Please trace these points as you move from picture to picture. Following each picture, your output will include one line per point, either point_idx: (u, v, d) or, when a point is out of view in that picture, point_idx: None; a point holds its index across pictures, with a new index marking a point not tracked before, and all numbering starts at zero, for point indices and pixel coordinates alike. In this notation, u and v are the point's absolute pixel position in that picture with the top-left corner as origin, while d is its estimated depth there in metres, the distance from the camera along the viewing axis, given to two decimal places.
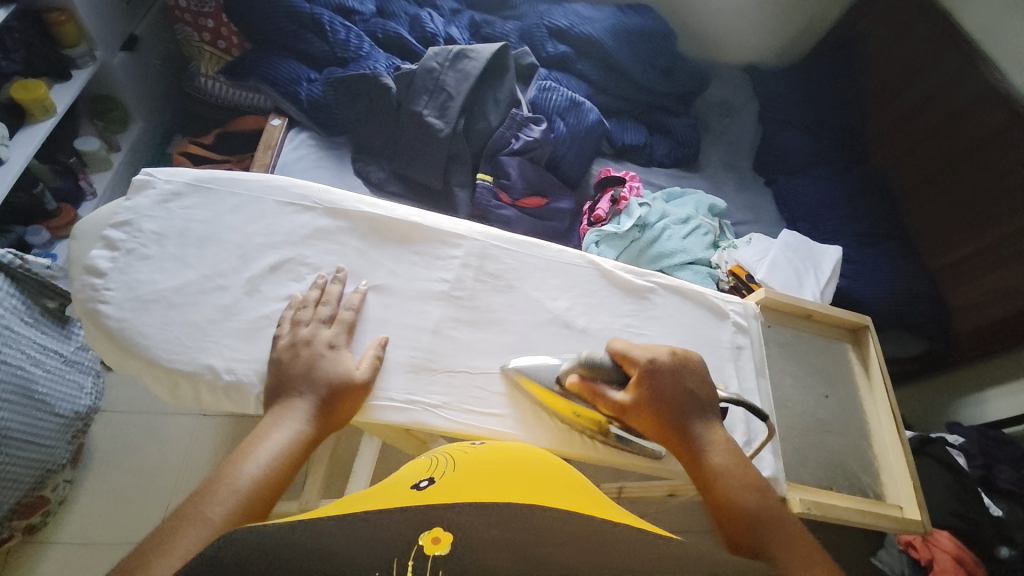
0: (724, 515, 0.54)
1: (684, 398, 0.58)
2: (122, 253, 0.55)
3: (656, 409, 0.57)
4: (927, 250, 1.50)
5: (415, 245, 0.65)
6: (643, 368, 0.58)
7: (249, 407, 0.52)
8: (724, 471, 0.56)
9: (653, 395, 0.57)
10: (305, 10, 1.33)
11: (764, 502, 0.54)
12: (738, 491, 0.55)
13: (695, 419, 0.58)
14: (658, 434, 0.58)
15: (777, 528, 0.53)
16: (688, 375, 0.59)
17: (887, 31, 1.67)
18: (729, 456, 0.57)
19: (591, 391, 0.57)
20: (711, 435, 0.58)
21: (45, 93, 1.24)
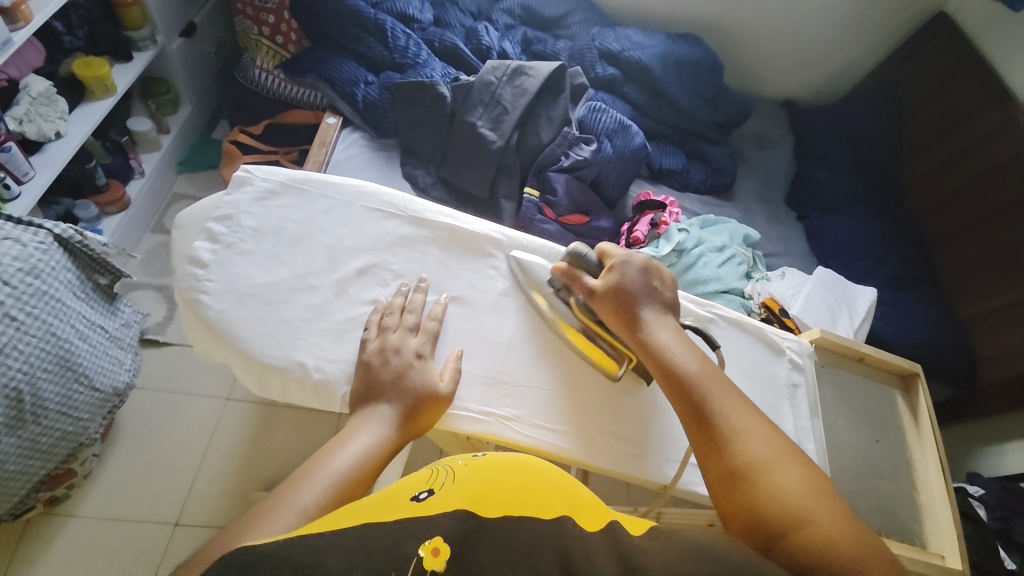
0: (673, 384, 0.57)
1: (646, 292, 0.62)
2: (222, 246, 0.56)
3: (619, 297, 0.61)
4: (959, 299, 1.53)
5: (491, 260, 0.67)
6: (615, 269, 0.62)
7: (334, 407, 0.53)
8: (674, 346, 0.59)
9: (619, 287, 0.61)
10: (369, 15, 1.35)
11: (705, 370, 0.58)
12: (686, 365, 0.58)
13: (650, 307, 0.61)
14: (621, 322, 0.61)
15: (717, 394, 0.56)
16: (654, 277, 0.63)
17: (932, 80, 1.69)
18: (678, 337, 0.60)
19: (571, 277, 0.63)
20: (663, 319, 0.61)
21: (107, 72, 1.25)
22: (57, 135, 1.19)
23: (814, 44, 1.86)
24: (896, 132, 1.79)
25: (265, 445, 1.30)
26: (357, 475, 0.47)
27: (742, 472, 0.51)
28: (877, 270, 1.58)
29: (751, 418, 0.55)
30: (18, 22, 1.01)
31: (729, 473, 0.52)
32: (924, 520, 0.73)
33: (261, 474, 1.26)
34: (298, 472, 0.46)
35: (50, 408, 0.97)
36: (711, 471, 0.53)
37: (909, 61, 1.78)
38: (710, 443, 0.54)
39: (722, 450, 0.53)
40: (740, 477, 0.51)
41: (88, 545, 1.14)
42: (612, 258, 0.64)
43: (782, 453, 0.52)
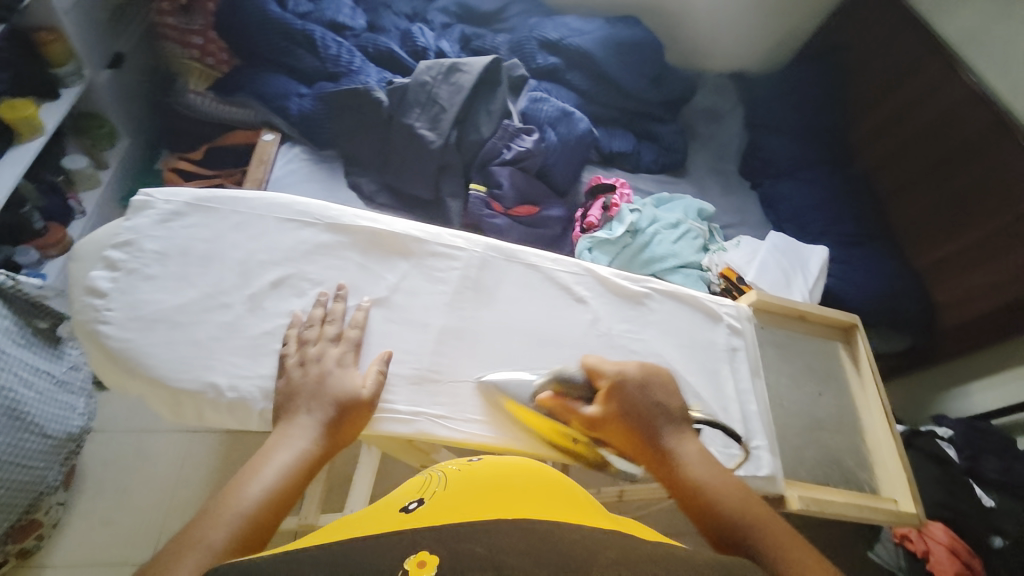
0: (711, 523, 0.54)
1: (656, 411, 0.58)
2: (123, 273, 0.55)
3: (625, 425, 0.57)
4: (911, 248, 1.53)
5: (415, 258, 0.65)
6: (612, 394, 0.58)
7: (252, 424, 0.52)
8: (705, 478, 0.56)
9: (621, 415, 0.57)
10: (297, 27, 1.32)
11: (746, 506, 0.54)
12: (720, 495, 0.55)
13: (668, 430, 0.58)
14: (635, 448, 0.57)
15: (760, 531, 0.52)
16: (654, 390, 0.59)
17: (869, 38, 1.71)
18: (705, 462, 0.57)
19: (564, 405, 0.58)
20: (686, 446, 0.58)
21: (34, 112, 1.19)
22: None
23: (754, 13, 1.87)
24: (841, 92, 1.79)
25: (237, 473, 1.27)
26: (278, 493, 0.47)
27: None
28: (832, 230, 1.58)
29: (814, 563, 0.49)
30: None
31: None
32: (873, 467, 0.74)
33: None
34: (213, 498, 0.46)
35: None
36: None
37: (845, 22, 1.79)
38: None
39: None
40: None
41: None
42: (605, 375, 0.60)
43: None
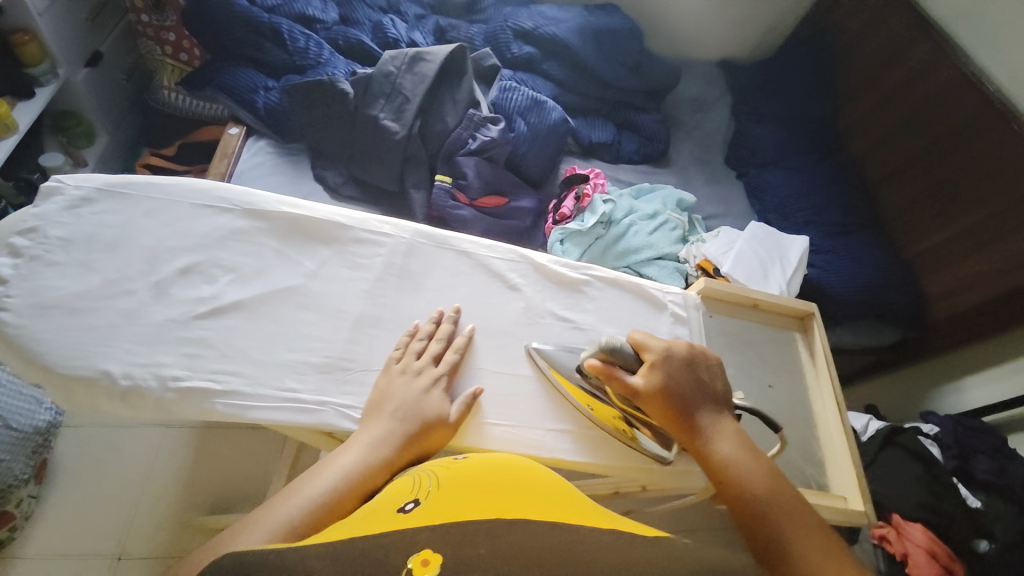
0: (739, 502, 0.56)
1: (698, 391, 0.60)
2: (25, 259, 0.54)
3: (665, 397, 0.59)
4: (903, 237, 1.46)
5: (336, 244, 0.64)
6: (656, 367, 0.60)
7: (148, 413, 0.51)
8: (735, 458, 0.57)
9: (668, 388, 0.59)
10: (262, 19, 1.31)
11: (773, 488, 0.56)
12: (749, 479, 0.57)
13: (707, 409, 0.60)
14: (675, 425, 0.59)
15: (788, 520, 0.54)
16: (699, 369, 0.62)
17: (860, 21, 1.63)
18: (739, 444, 0.59)
19: (607, 374, 0.59)
20: (724, 426, 0.60)
21: (5, 111, 1.20)
22: None
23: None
24: (831, 79, 1.71)
25: (206, 471, 1.27)
26: (341, 492, 0.49)
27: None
28: (816, 220, 1.51)
29: (827, 550, 0.52)
30: None
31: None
32: (825, 462, 0.71)
33: (203, 498, 1.23)
34: (293, 483, 0.50)
35: None
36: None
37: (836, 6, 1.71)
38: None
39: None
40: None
41: None
42: (649, 352, 0.61)
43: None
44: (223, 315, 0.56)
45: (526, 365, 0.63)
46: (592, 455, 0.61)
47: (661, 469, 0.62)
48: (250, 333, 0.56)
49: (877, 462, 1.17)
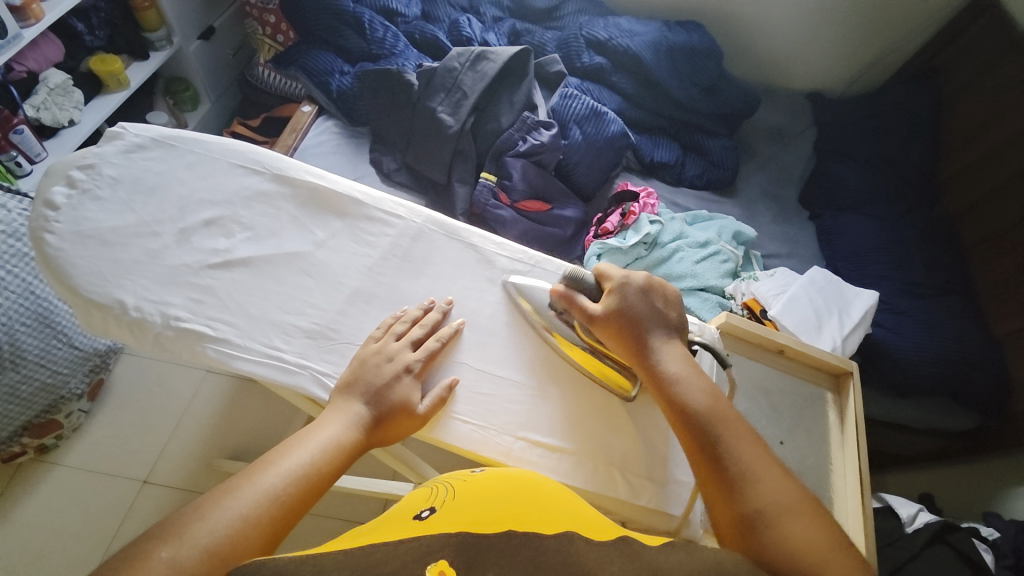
0: (676, 415, 0.56)
1: (650, 315, 0.62)
2: (78, 191, 0.61)
3: (617, 324, 0.61)
4: (993, 310, 1.26)
5: (347, 218, 0.68)
6: (614, 292, 0.63)
7: (146, 344, 0.56)
8: (682, 378, 0.58)
9: (619, 313, 0.62)
10: (348, 9, 1.40)
11: (714, 408, 0.56)
12: (689, 393, 0.57)
13: (658, 334, 0.61)
14: (626, 347, 0.61)
15: (725, 431, 0.55)
16: (655, 296, 0.63)
17: (976, 61, 1.42)
18: (686, 364, 0.59)
19: (569, 301, 0.64)
20: (674, 352, 0.60)
21: (119, 68, 1.37)
22: (71, 122, 1.33)
23: (850, 23, 1.60)
24: (935, 124, 1.49)
25: (231, 418, 1.31)
26: (321, 467, 0.50)
27: (752, 523, 0.49)
28: (893, 275, 1.30)
29: (762, 465, 0.52)
30: (29, 20, 1.15)
31: (737, 522, 0.50)
32: None
33: (227, 442, 1.28)
34: (269, 455, 0.50)
35: (27, 358, 1.06)
36: (721, 518, 0.51)
37: (953, 44, 1.51)
38: (720, 486, 0.52)
39: (729, 498, 0.51)
40: (750, 524, 0.49)
41: (65, 493, 1.20)
42: (611, 281, 0.64)
43: (791, 500, 0.50)
44: (231, 268, 0.61)
45: (507, 368, 0.64)
46: (561, 474, 0.59)
47: (632, 503, 0.60)
48: (251, 289, 0.61)
49: (920, 557, 1.01)
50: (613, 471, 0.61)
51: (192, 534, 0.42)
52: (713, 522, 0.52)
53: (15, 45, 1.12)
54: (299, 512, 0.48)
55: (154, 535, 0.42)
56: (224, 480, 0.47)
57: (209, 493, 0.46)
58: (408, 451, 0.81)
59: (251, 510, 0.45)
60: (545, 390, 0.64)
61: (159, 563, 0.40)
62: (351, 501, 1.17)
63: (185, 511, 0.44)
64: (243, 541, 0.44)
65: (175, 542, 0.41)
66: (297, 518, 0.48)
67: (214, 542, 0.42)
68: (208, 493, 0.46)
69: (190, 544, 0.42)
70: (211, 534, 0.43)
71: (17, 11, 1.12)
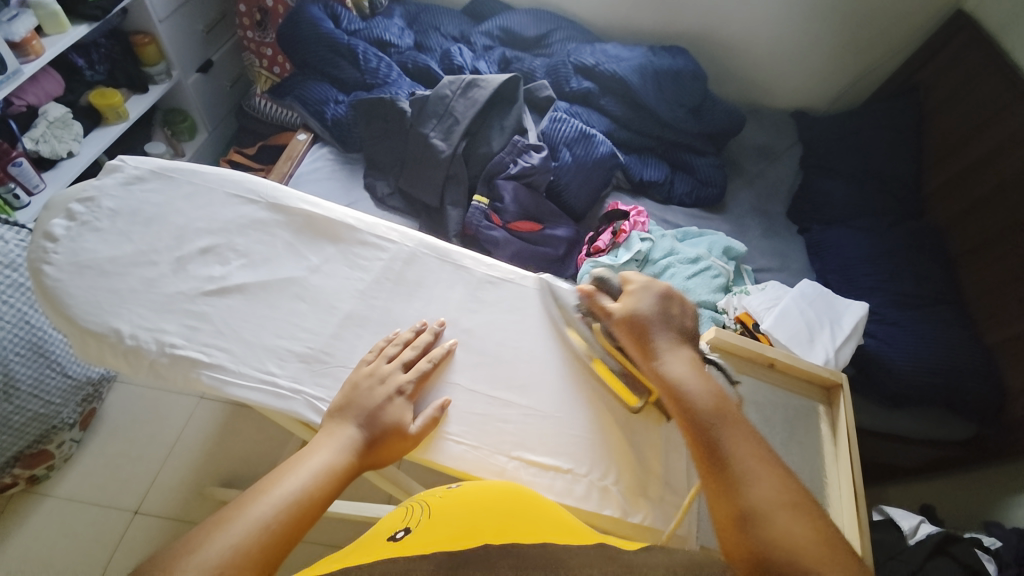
0: (682, 412, 0.56)
1: (664, 319, 0.62)
2: (77, 223, 0.63)
3: (629, 325, 0.62)
4: (983, 319, 1.27)
5: (341, 243, 0.69)
6: (631, 297, 0.63)
7: (142, 372, 0.57)
8: (689, 379, 0.57)
9: (636, 313, 0.62)
10: (343, 41, 1.45)
11: (722, 411, 0.55)
12: (693, 391, 0.56)
13: (671, 337, 0.61)
14: (638, 347, 0.61)
15: (726, 429, 0.53)
16: (672, 302, 0.64)
17: (952, 79, 1.47)
18: (693, 366, 0.59)
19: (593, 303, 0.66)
20: (682, 353, 0.60)
21: (118, 101, 1.40)
22: (70, 154, 1.36)
23: (829, 45, 1.66)
24: (915, 139, 1.53)
25: (226, 445, 1.30)
26: (313, 493, 0.51)
27: (749, 519, 0.47)
28: (882, 287, 1.32)
29: (762, 469, 0.51)
30: (28, 55, 1.18)
31: (735, 519, 0.48)
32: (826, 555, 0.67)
33: (221, 469, 1.27)
34: (260, 483, 0.50)
35: (19, 387, 1.06)
36: (719, 512, 0.50)
37: (930, 63, 1.56)
38: (718, 481, 0.51)
39: (724, 493, 0.50)
40: (746, 520, 0.47)
41: (55, 527, 1.17)
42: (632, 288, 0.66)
43: (789, 498, 0.48)
44: (226, 295, 0.62)
45: (501, 387, 0.64)
46: (556, 493, 0.59)
47: (628, 521, 0.60)
48: (246, 316, 0.62)
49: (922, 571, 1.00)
50: (608, 489, 0.61)
51: (182, 567, 0.42)
52: (713, 520, 0.50)
53: (15, 80, 1.16)
54: (293, 539, 0.48)
55: (143, 571, 0.41)
56: (214, 512, 0.47)
57: (199, 525, 0.46)
58: (399, 471, 0.81)
59: (243, 541, 0.45)
60: (539, 409, 0.64)
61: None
62: (345, 527, 1.15)
63: (176, 545, 0.44)
64: (236, 571, 0.43)
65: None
66: (289, 546, 0.48)
67: (205, 574, 0.42)
68: (198, 526, 0.46)
69: None
70: (202, 566, 0.42)
71: (17, 47, 1.16)
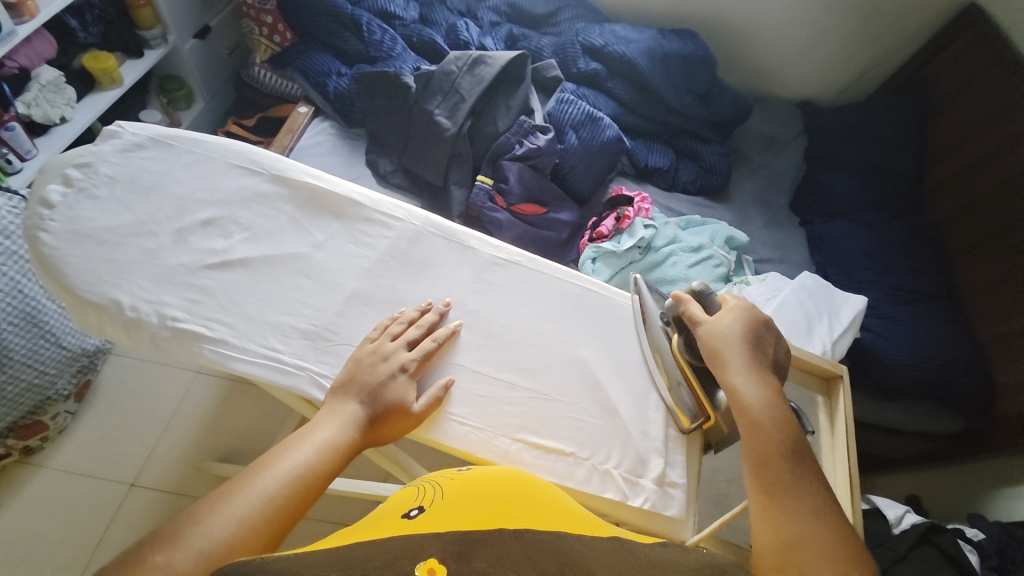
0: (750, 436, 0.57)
1: (754, 346, 0.62)
2: (74, 190, 0.61)
3: (719, 342, 0.61)
4: (980, 316, 1.28)
5: (345, 219, 0.68)
6: (727, 317, 0.63)
7: (143, 344, 0.56)
8: (766, 409, 0.57)
9: (732, 333, 0.62)
10: (346, 11, 1.41)
11: (797, 448, 0.56)
12: (768, 420, 0.57)
13: (762, 365, 0.61)
14: (719, 366, 0.61)
15: (791, 464, 0.55)
16: (768, 333, 0.64)
17: (963, 73, 1.45)
18: (772, 396, 0.58)
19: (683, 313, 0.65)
20: (764, 381, 0.59)
21: (113, 65, 1.36)
22: (63, 120, 1.32)
23: (842, 34, 1.63)
24: (923, 133, 1.52)
25: (223, 419, 1.30)
26: (316, 468, 0.51)
27: (793, 550, 0.50)
28: (882, 281, 1.33)
29: (819, 511, 0.52)
30: (23, 16, 1.14)
31: (778, 545, 0.51)
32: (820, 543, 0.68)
33: (217, 443, 1.27)
34: (264, 458, 0.50)
35: (13, 357, 1.05)
36: (761, 535, 0.52)
37: (941, 55, 1.53)
38: (770, 508, 0.53)
39: (778, 521, 0.52)
40: (790, 552, 0.50)
41: (52, 496, 1.18)
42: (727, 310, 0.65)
43: (837, 543, 0.50)
44: (228, 269, 0.61)
45: (504, 370, 0.64)
46: (557, 475, 0.60)
47: (627, 504, 0.61)
48: (248, 290, 0.61)
49: (906, 559, 1.03)
50: (609, 473, 0.61)
51: (187, 539, 0.42)
52: (752, 541, 0.53)
53: (9, 42, 1.11)
54: (297, 513, 0.48)
55: (147, 542, 0.42)
56: (218, 485, 0.47)
57: (204, 497, 0.46)
58: (400, 450, 0.81)
59: (248, 514, 0.45)
60: (542, 392, 0.64)
61: (154, 568, 0.40)
62: (342, 502, 1.17)
63: (181, 516, 0.44)
64: (239, 543, 0.44)
65: (170, 547, 0.42)
66: (293, 520, 0.48)
67: (209, 546, 0.42)
68: (202, 497, 0.46)
69: (185, 549, 0.42)
70: (206, 538, 0.43)
71: (11, 7, 1.11)
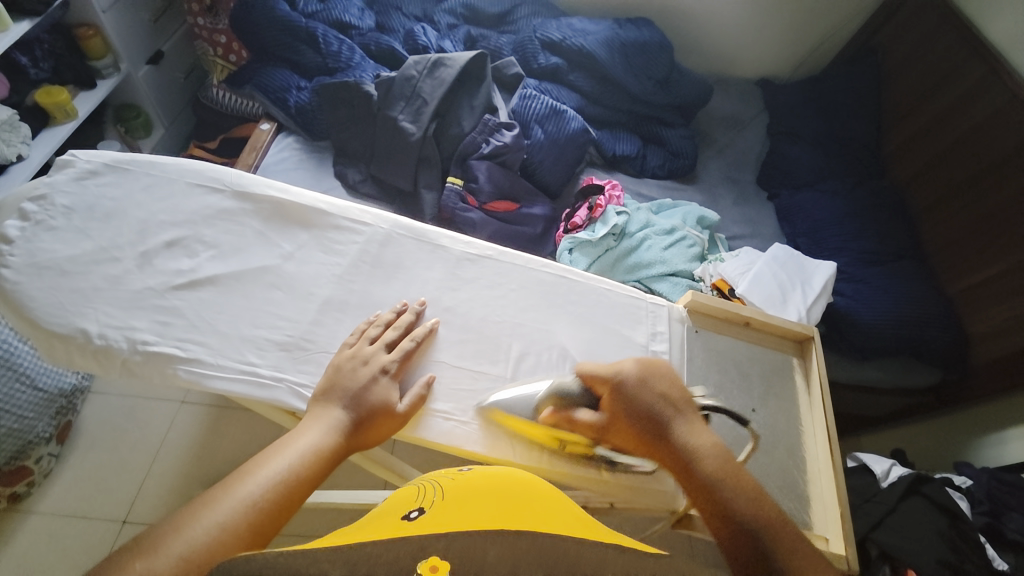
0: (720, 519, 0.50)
1: (659, 404, 0.57)
2: (31, 223, 0.60)
3: (634, 420, 0.56)
4: (944, 271, 1.33)
5: (313, 229, 0.68)
6: (615, 394, 0.58)
7: (116, 372, 0.55)
8: (712, 473, 0.53)
9: (628, 410, 0.57)
10: (300, 24, 1.40)
11: (762, 501, 0.52)
12: (726, 492, 0.52)
13: (675, 423, 0.56)
14: (646, 448, 0.56)
15: (772, 531, 0.49)
16: (656, 381, 0.59)
17: (909, 40, 1.51)
18: (712, 453, 0.54)
19: (565, 418, 0.59)
20: (696, 439, 0.55)
21: (67, 98, 1.32)
22: (20, 158, 1.27)
23: (791, 11, 1.67)
24: (877, 101, 1.57)
25: (212, 446, 1.28)
26: (300, 473, 0.50)
27: None
28: (850, 246, 1.36)
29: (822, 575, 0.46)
30: None
31: None
32: (810, 498, 0.71)
33: (208, 471, 1.25)
34: (247, 465, 0.50)
35: None
36: None
37: (887, 25, 1.59)
38: None
39: None
40: None
41: (41, 543, 1.14)
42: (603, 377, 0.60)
43: None
44: (198, 288, 0.61)
45: (487, 363, 0.65)
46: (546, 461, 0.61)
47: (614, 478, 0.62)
48: (221, 308, 0.60)
49: (898, 511, 1.06)
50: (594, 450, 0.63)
51: (167, 549, 0.41)
52: None
53: None
54: (281, 518, 0.48)
55: (129, 548, 0.41)
56: (201, 493, 0.47)
57: (185, 507, 0.45)
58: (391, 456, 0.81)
59: (233, 520, 0.45)
60: (525, 381, 0.65)
61: (134, 573, 0.39)
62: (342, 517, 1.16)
63: (163, 524, 0.43)
64: (223, 548, 0.43)
65: (149, 554, 0.41)
66: (277, 526, 0.48)
67: (191, 550, 0.42)
68: (184, 507, 0.45)
69: (165, 555, 0.41)
70: (187, 543, 0.42)
71: None
